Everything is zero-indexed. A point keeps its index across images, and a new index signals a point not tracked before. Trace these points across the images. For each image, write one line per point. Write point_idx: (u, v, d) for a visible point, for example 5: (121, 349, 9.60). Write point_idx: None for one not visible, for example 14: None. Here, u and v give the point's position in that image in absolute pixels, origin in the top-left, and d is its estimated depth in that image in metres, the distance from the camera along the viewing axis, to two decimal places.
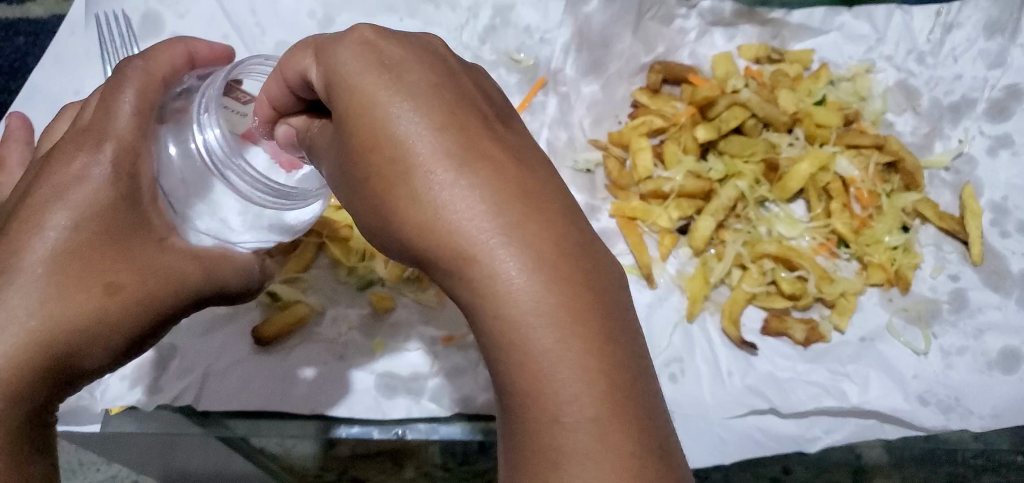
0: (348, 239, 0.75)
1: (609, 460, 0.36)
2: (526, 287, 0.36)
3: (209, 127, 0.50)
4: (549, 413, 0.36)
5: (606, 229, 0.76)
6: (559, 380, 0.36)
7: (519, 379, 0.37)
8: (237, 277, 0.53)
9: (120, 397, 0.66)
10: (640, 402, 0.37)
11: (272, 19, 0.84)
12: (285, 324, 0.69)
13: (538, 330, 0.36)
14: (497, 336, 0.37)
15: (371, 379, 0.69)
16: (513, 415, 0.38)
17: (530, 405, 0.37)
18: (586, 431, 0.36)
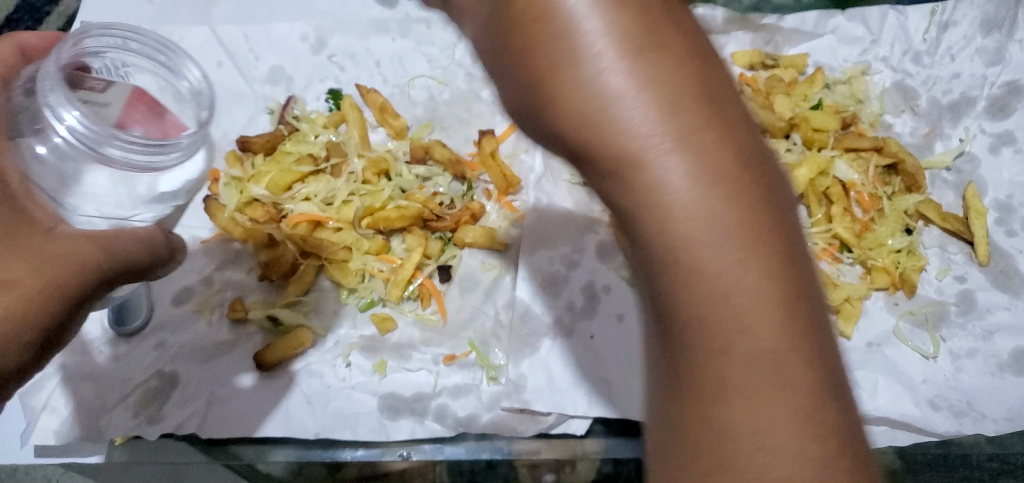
0: (346, 261, 0.76)
1: (796, 432, 0.30)
2: (711, 210, 0.29)
3: (64, 112, 0.50)
4: (728, 371, 0.30)
5: (605, 242, 0.74)
6: (746, 331, 0.30)
7: (695, 324, 0.30)
8: (144, 249, 0.48)
9: (124, 429, 0.65)
10: (827, 361, 0.31)
11: (265, 44, 0.84)
12: (287, 350, 0.68)
13: (723, 265, 0.30)
14: (667, 267, 0.30)
15: (374, 401, 0.68)
16: (676, 359, 0.32)
17: (704, 359, 0.31)
18: (771, 394, 0.30)
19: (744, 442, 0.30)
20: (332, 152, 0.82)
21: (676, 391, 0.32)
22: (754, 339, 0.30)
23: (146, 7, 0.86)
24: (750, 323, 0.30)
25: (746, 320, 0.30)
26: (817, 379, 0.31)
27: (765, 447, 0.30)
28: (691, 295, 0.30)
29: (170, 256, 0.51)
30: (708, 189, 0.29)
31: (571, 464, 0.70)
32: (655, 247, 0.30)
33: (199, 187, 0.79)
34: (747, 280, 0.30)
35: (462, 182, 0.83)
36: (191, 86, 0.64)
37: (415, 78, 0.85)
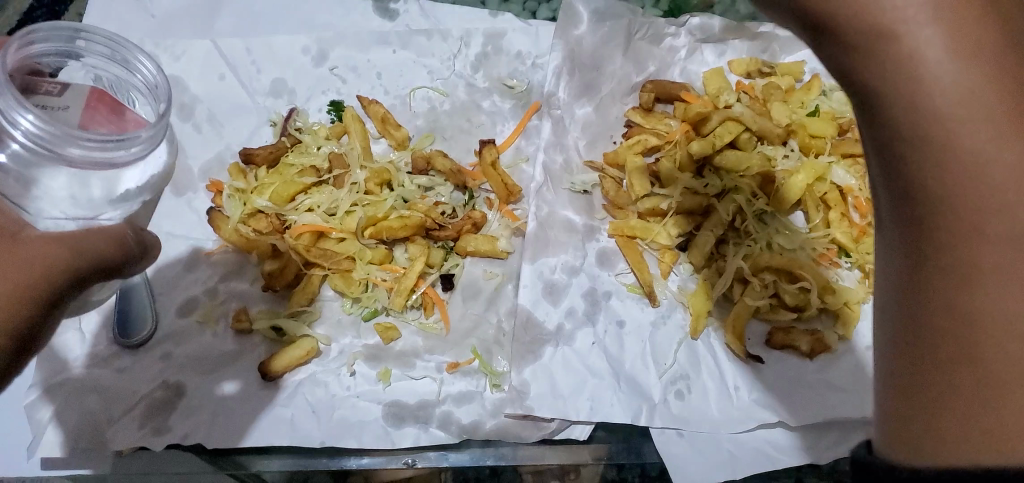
0: (349, 271, 0.77)
1: None
2: (969, 86, 0.28)
3: (20, 115, 0.46)
4: (987, 259, 0.27)
5: (605, 249, 0.76)
6: (1013, 218, 0.27)
7: (944, 205, 0.28)
8: (113, 247, 0.43)
9: (131, 442, 0.65)
10: None
11: (267, 57, 0.85)
12: (293, 358, 0.69)
13: (985, 144, 0.27)
14: (921, 148, 0.28)
15: (379, 409, 0.68)
16: (921, 254, 0.28)
17: (964, 249, 0.27)
18: None
19: (1013, 351, 0.26)
20: (334, 164, 0.83)
21: (923, 294, 0.28)
22: (1022, 230, 0.27)
23: (150, 22, 0.87)
24: (1018, 211, 0.27)
25: (1012, 209, 0.27)
26: None
27: None
28: (947, 176, 0.28)
29: (145, 253, 0.46)
30: (972, 66, 0.28)
31: (575, 469, 0.70)
32: (908, 128, 0.29)
33: (203, 199, 0.80)
34: (1013, 162, 0.27)
35: (464, 191, 0.83)
36: (146, 78, 0.55)
37: (416, 89, 0.86)
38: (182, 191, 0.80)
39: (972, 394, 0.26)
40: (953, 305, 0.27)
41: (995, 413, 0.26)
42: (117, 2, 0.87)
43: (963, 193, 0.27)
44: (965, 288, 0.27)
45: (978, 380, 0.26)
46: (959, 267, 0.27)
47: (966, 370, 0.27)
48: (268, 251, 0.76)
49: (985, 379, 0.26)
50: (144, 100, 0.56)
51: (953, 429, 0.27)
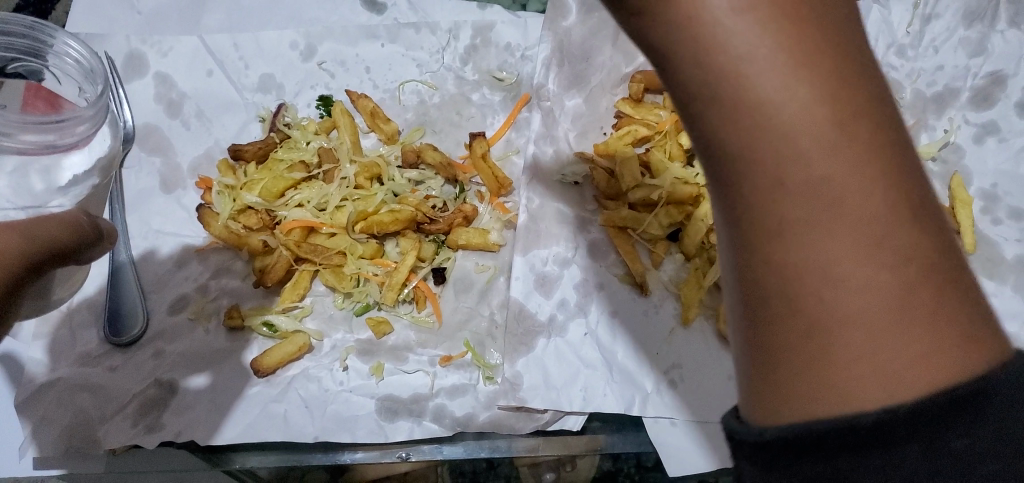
0: (341, 266, 0.78)
1: (886, 283, 0.27)
2: (760, 40, 0.26)
3: None
4: (798, 220, 0.27)
5: (596, 241, 0.75)
6: (820, 172, 0.27)
7: (755, 172, 0.27)
8: (66, 231, 0.45)
9: (122, 441, 0.64)
10: (917, 196, 0.28)
11: (255, 53, 0.85)
12: (284, 355, 0.69)
13: (782, 100, 0.26)
14: (723, 117, 0.27)
15: (371, 403, 0.68)
16: (742, 222, 0.28)
17: (771, 214, 0.27)
18: (851, 240, 0.26)
19: (829, 302, 0.27)
20: (324, 158, 0.83)
21: (747, 259, 0.29)
22: (824, 182, 0.27)
23: (136, 18, 0.86)
24: (820, 165, 0.27)
25: (816, 161, 0.27)
26: (906, 228, 0.27)
27: (851, 309, 0.27)
28: (750, 142, 0.27)
29: (98, 237, 0.48)
30: (757, 13, 0.26)
31: (571, 463, 0.71)
32: (709, 96, 0.27)
33: (192, 196, 0.79)
34: (817, 111, 0.26)
35: (455, 185, 0.84)
36: (75, 58, 0.71)
37: (405, 83, 0.86)
38: (171, 188, 0.79)
39: (804, 347, 0.28)
40: (773, 268, 0.28)
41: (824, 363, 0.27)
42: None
43: (766, 158, 0.27)
44: (778, 252, 0.28)
45: (805, 335, 0.28)
46: (774, 235, 0.27)
47: (795, 328, 0.28)
48: (259, 248, 0.76)
49: (811, 332, 0.28)
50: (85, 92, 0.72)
51: (793, 387, 0.28)
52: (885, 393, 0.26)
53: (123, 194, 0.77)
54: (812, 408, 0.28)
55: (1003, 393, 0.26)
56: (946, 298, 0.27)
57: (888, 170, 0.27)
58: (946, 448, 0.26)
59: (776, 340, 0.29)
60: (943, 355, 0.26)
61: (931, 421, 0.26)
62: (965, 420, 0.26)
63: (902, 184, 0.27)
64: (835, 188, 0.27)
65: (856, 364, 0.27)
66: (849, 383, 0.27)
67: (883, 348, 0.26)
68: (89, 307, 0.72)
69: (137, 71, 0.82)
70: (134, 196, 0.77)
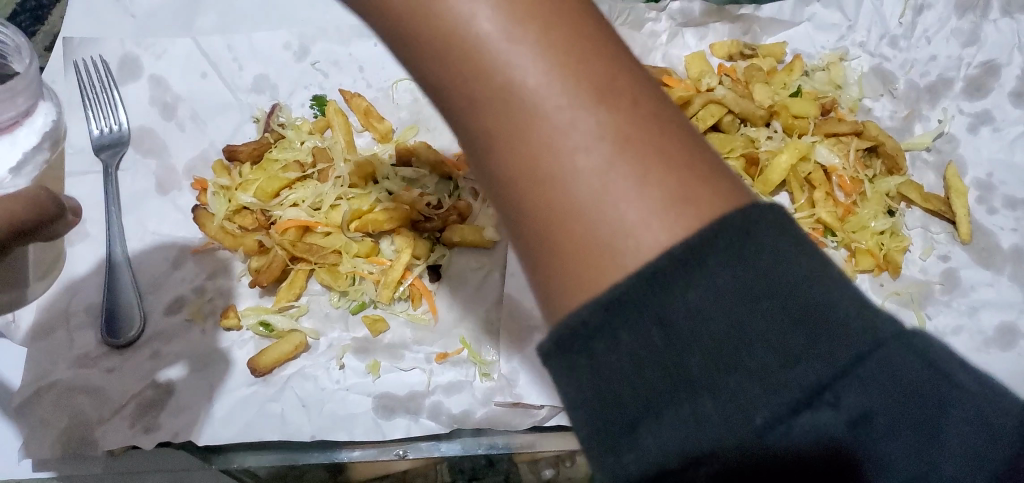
0: (337, 265, 0.78)
1: (592, 167, 0.27)
2: None
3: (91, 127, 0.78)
4: (516, 127, 0.28)
5: None
6: (517, 69, 0.28)
7: (474, 98, 0.29)
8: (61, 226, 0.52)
9: (120, 442, 0.65)
10: (626, 84, 0.28)
11: (249, 54, 0.85)
12: (281, 353, 0.69)
13: (473, 19, 0.28)
14: (435, 56, 0.29)
15: (369, 401, 0.68)
16: (478, 148, 0.29)
17: (493, 133, 0.29)
18: (561, 135, 0.27)
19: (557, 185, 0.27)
20: (318, 158, 0.84)
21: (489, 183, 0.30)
22: (521, 85, 0.28)
23: (131, 22, 0.86)
24: (519, 70, 0.28)
25: (510, 60, 0.28)
26: (610, 113, 0.28)
27: (571, 200, 0.27)
28: (462, 70, 0.29)
29: (57, 212, 0.50)
30: None
31: (570, 458, 0.70)
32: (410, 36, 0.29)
33: (187, 197, 0.80)
34: (499, 19, 0.28)
35: (450, 182, 0.84)
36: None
37: (398, 82, 0.86)
38: (167, 190, 0.79)
39: (544, 252, 0.28)
40: (503, 172, 0.29)
41: (560, 262, 0.28)
42: (96, 2, 0.87)
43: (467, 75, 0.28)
44: (502, 157, 0.28)
45: (542, 231, 0.28)
46: (495, 152, 0.29)
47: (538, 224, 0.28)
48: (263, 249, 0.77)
49: (549, 235, 0.28)
50: (97, 111, 0.79)
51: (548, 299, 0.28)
52: (622, 265, 0.27)
53: (119, 197, 0.77)
54: (563, 299, 0.28)
55: (738, 252, 0.27)
56: (666, 168, 0.27)
57: (582, 54, 0.28)
58: (708, 313, 0.27)
59: (524, 244, 0.29)
60: (672, 212, 0.27)
61: (668, 284, 0.26)
62: (698, 271, 0.26)
63: (601, 75, 0.28)
64: (525, 81, 0.28)
65: (585, 242, 0.27)
66: (590, 262, 0.27)
67: (610, 219, 0.27)
68: (86, 310, 0.72)
69: (132, 74, 0.83)
70: (130, 199, 0.78)
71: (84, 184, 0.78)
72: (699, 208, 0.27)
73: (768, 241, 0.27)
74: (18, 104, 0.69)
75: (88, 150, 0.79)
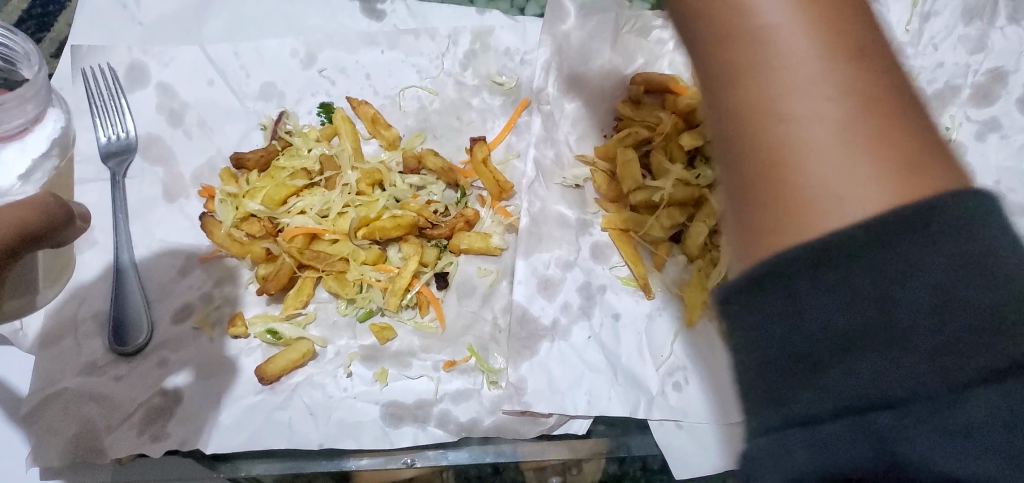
0: (343, 273, 0.77)
1: (826, 113, 0.30)
2: None
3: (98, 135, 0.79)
4: (757, 69, 0.31)
5: (598, 244, 0.76)
6: (770, 19, 0.30)
7: (720, 39, 0.32)
8: (69, 229, 0.51)
9: (129, 450, 0.65)
10: (869, 48, 0.31)
11: (256, 61, 0.85)
12: (290, 361, 0.69)
13: None
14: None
15: (377, 410, 0.68)
16: (716, 86, 0.33)
17: (733, 71, 0.31)
18: (800, 81, 0.30)
19: (784, 133, 0.30)
20: (325, 166, 0.84)
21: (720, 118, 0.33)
22: (772, 33, 0.30)
23: (138, 29, 0.86)
24: (772, 20, 0.30)
25: (768, 13, 0.30)
26: (852, 70, 0.30)
27: (801, 140, 0.30)
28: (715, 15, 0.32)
29: (69, 219, 0.50)
30: None
31: (577, 466, 0.71)
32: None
33: (195, 204, 0.80)
34: None
35: (456, 190, 0.84)
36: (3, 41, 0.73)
37: (405, 89, 0.86)
38: (174, 197, 0.79)
39: (761, 188, 0.31)
40: (732, 119, 0.32)
41: (777, 195, 0.30)
42: (102, 9, 0.86)
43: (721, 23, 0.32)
44: (732, 98, 0.31)
45: (760, 169, 0.31)
46: (732, 87, 0.31)
47: (755, 167, 0.31)
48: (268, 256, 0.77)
49: (768, 170, 0.31)
50: (103, 121, 0.80)
51: (757, 228, 0.31)
52: (830, 213, 0.29)
53: (127, 205, 0.77)
54: (771, 229, 0.31)
55: (961, 221, 0.28)
56: (894, 129, 0.29)
57: (834, 20, 0.31)
58: (915, 267, 0.28)
59: (739, 178, 0.32)
60: (891, 171, 0.29)
61: (884, 240, 0.29)
62: (919, 235, 0.28)
63: (846, 38, 0.30)
64: (776, 29, 0.30)
65: (799, 186, 0.30)
66: (801, 208, 0.30)
67: (829, 168, 0.29)
68: (94, 318, 0.72)
69: (139, 82, 0.83)
70: (138, 207, 0.78)
71: (90, 192, 0.78)
72: (922, 174, 0.29)
73: (991, 226, 0.28)
74: (27, 111, 0.70)
75: (94, 158, 0.79)
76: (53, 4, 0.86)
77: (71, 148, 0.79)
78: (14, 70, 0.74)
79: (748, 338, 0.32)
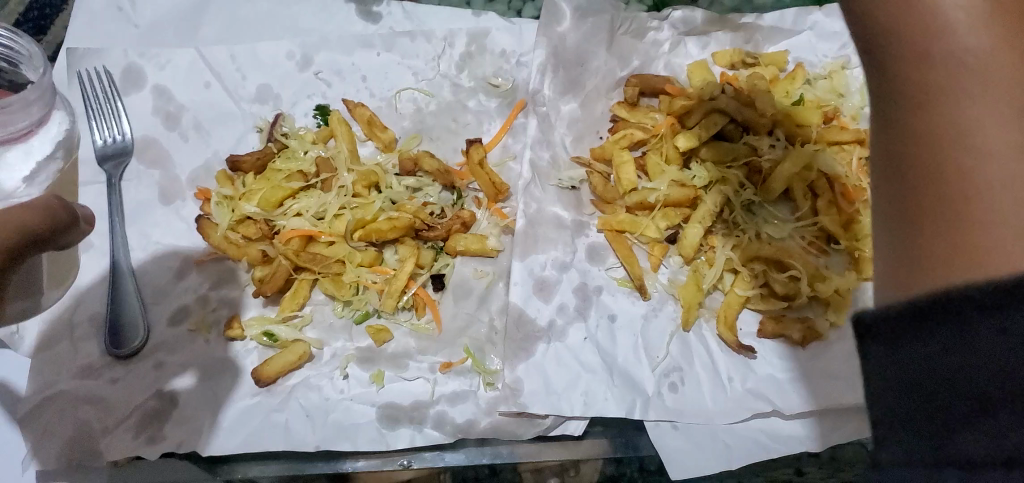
0: (340, 276, 0.77)
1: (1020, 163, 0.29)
2: None
3: (97, 137, 0.79)
4: (954, 107, 0.31)
5: (595, 245, 0.76)
6: (973, 64, 0.31)
7: (917, 69, 0.32)
8: (72, 232, 0.51)
9: (125, 452, 0.65)
10: None
11: (252, 63, 0.85)
12: (285, 364, 0.69)
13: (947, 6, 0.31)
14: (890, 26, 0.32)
15: (373, 411, 0.68)
16: (903, 119, 0.32)
17: (926, 104, 0.31)
18: (995, 127, 0.30)
19: (969, 164, 0.30)
20: (321, 168, 0.83)
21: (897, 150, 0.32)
22: (974, 75, 0.30)
23: (133, 32, 0.86)
24: (974, 64, 0.31)
25: (968, 57, 0.31)
26: None
27: (990, 181, 0.29)
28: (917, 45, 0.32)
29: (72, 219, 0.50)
30: None
31: (574, 466, 0.70)
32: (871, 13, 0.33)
33: (191, 207, 0.80)
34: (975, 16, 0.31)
35: (452, 191, 0.84)
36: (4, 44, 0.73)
37: (401, 91, 0.86)
38: (170, 200, 0.79)
39: (939, 222, 0.30)
40: (916, 151, 0.31)
41: (957, 230, 0.29)
42: (98, 11, 0.86)
43: (918, 58, 0.32)
44: (918, 132, 0.31)
45: (939, 205, 0.30)
46: (920, 123, 0.31)
47: (930, 203, 0.30)
48: (253, 256, 0.77)
49: (949, 204, 0.30)
50: (100, 126, 0.80)
51: (929, 260, 0.29)
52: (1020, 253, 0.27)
53: (123, 207, 0.77)
54: (948, 261, 0.29)
55: None
56: None
57: None
58: None
59: (913, 213, 0.31)
60: None
61: None
62: None
63: None
64: (978, 72, 0.30)
65: (984, 224, 0.28)
66: (981, 244, 0.28)
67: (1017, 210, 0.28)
68: (89, 321, 0.72)
69: (135, 84, 0.83)
70: (135, 209, 0.78)
71: (87, 195, 0.78)
72: None
73: None
74: (32, 114, 0.71)
75: (90, 161, 0.79)
76: (50, 7, 0.86)
77: (74, 150, 0.79)
78: (17, 71, 0.74)
79: (895, 365, 0.28)
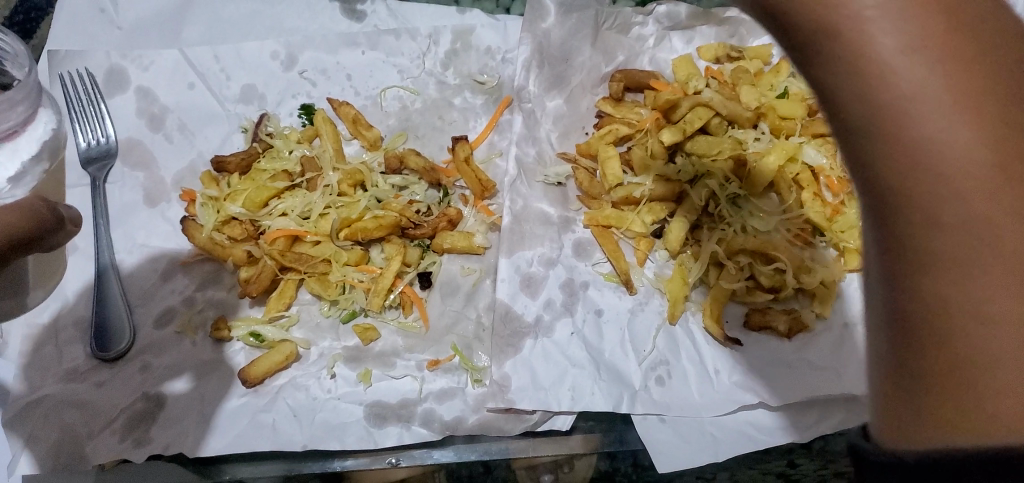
0: (326, 275, 0.77)
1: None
2: (920, 72, 0.25)
3: (78, 139, 0.78)
4: (951, 260, 0.25)
5: (581, 240, 0.76)
6: (973, 202, 0.25)
7: (905, 208, 0.26)
8: (59, 231, 0.51)
9: (110, 455, 0.65)
10: None
11: (236, 63, 0.85)
12: (271, 365, 0.68)
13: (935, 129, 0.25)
14: (879, 146, 0.27)
15: (360, 410, 0.68)
16: (897, 260, 0.27)
17: (922, 248, 0.26)
18: (1001, 284, 0.25)
19: (976, 336, 0.25)
20: (306, 167, 0.83)
21: (894, 297, 0.27)
22: (976, 217, 0.25)
23: (117, 34, 0.86)
24: (970, 203, 0.25)
25: (964, 196, 0.25)
26: None
27: (996, 355, 0.25)
28: (904, 175, 0.26)
29: (59, 223, 0.51)
30: (921, 45, 0.25)
31: (568, 462, 0.70)
32: (864, 126, 0.27)
33: (176, 208, 0.79)
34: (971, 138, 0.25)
35: (439, 189, 0.84)
36: None
37: (386, 89, 0.86)
38: (155, 202, 0.79)
39: (942, 394, 0.26)
40: (908, 305, 0.27)
41: (959, 407, 0.26)
42: (79, 13, 0.85)
43: (917, 197, 0.26)
44: (913, 286, 0.26)
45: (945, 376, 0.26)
46: (919, 272, 0.26)
47: (928, 372, 0.27)
48: (241, 259, 0.76)
49: (947, 375, 0.26)
50: (81, 129, 0.79)
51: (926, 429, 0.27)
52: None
53: (108, 209, 0.77)
54: (950, 440, 0.26)
55: None
56: None
57: None
58: None
59: (912, 377, 0.27)
60: None
61: None
62: None
63: None
64: (981, 212, 0.25)
65: (990, 410, 0.25)
66: (982, 428, 0.25)
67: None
68: (75, 324, 0.72)
69: (119, 86, 0.83)
70: (120, 210, 0.78)
71: (72, 198, 0.78)
72: None
73: None
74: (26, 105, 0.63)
75: (74, 163, 0.79)
76: (36, 11, 0.85)
77: (61, 150, 0.79)
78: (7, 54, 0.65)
79: None
